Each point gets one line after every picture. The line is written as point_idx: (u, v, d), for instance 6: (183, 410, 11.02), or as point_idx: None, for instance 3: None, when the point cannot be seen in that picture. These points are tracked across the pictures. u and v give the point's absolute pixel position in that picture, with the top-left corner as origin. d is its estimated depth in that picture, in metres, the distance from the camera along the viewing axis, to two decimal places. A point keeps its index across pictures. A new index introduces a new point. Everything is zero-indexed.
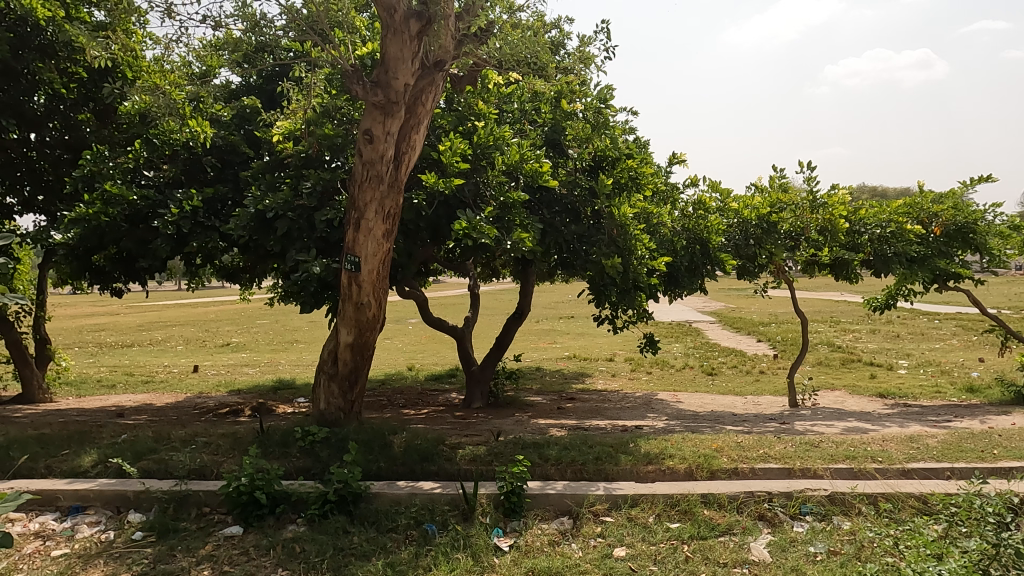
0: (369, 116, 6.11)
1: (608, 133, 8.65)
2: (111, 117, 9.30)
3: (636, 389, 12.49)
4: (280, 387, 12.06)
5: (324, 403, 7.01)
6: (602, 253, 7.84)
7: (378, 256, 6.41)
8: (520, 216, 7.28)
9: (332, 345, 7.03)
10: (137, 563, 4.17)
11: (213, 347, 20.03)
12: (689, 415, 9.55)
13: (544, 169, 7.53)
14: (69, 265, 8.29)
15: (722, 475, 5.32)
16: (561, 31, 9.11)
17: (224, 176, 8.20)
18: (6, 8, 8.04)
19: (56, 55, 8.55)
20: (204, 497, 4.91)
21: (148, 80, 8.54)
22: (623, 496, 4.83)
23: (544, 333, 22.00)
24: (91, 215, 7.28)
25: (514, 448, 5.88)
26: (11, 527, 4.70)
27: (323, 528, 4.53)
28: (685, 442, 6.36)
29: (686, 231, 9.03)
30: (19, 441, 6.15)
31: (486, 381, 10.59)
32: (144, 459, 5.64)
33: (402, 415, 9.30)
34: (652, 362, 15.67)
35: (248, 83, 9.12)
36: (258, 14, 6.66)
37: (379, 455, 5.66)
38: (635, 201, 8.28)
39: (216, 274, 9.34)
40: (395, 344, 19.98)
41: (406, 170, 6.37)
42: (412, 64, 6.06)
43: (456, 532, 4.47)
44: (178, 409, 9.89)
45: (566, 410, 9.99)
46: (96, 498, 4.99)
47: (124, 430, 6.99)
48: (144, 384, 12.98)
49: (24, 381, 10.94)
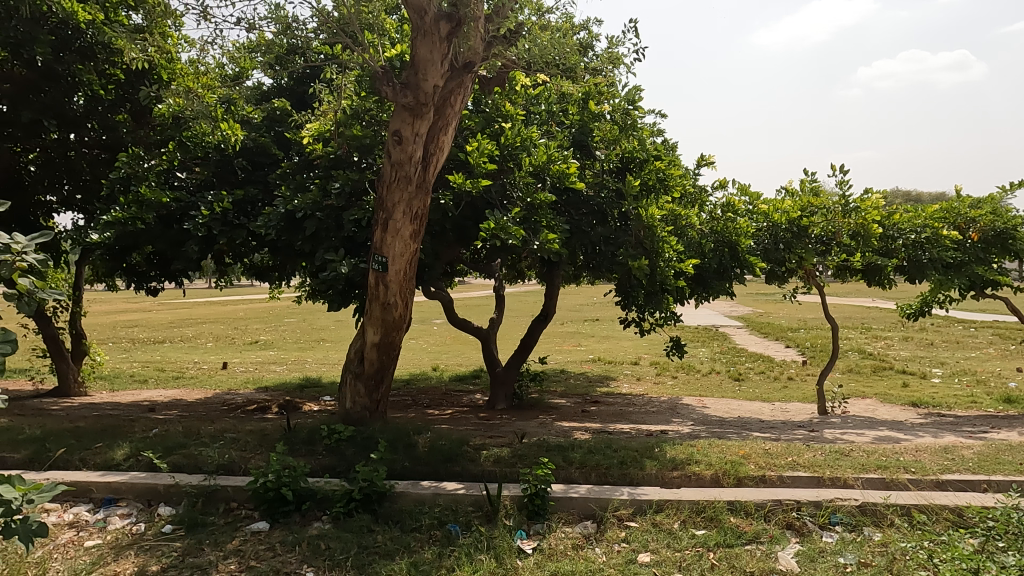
0: (398, 117, 6.12)
1: (637, 134, 8.53)
2: (148, 118, 9.55)
3: (661, 393, 12.41)
4: (307, 385, 12.19)
5: (350, 402, 7.07)
6: (629, 255, 7.80)
7: (406, 256, 6.45)
8: (547, 217, 7.30)
9: (359, 344, 7.09)
10: (166, 555, 4.23)
11: (242, 344, 20.40)
12: (715, 420, 9.46)
13: (572, 171, 7.49)
14: (104, 264, 8.45)
15: (750, 483, 5.24)
16: (590, 32, 9.06)
17: (254, 177, 8.28)
18: (49, 11, 8.28)
19: (95, 57, 8.76)
20: (232, 492, 5.00)
21: (182, 82, 8.72)
22: (648, 502, 4.79)
23: (568, 336, 21.93)
24: (127, 218, 7.42)
25: (538, 451, 5.87)
26: (47, 516, 4.82)
27: (348, 526, 4.57)
28: (711, 448, 6.27)
29: (715, 234, 8.96)
30: (54, 435, 6.30)
31: (512, 382, 10.58)
32: (174, 453, 5.75)
33: (426, 415, 9.37)
34: (677, 366, 15.55)
35: (279, 85, 9.25)
36: (290, 17, 6.75)
37: (403, 455, 5.70)
38: (663, 203, 8.28)
39: (247, 274, 9.49)
40: (420, 345, 20.12)
41: (434, 171, 6.42)
42: (442, 65, 6.03)
43: (480, 534, 4.46)
44: (208, 405, 10.09)
45: (590, 413, 9.95)
46: (127, 490, 5.10)
47: (155, 425, 7.13)
48: (176, 379, 13.24)
49: (60, 374, 11.24)
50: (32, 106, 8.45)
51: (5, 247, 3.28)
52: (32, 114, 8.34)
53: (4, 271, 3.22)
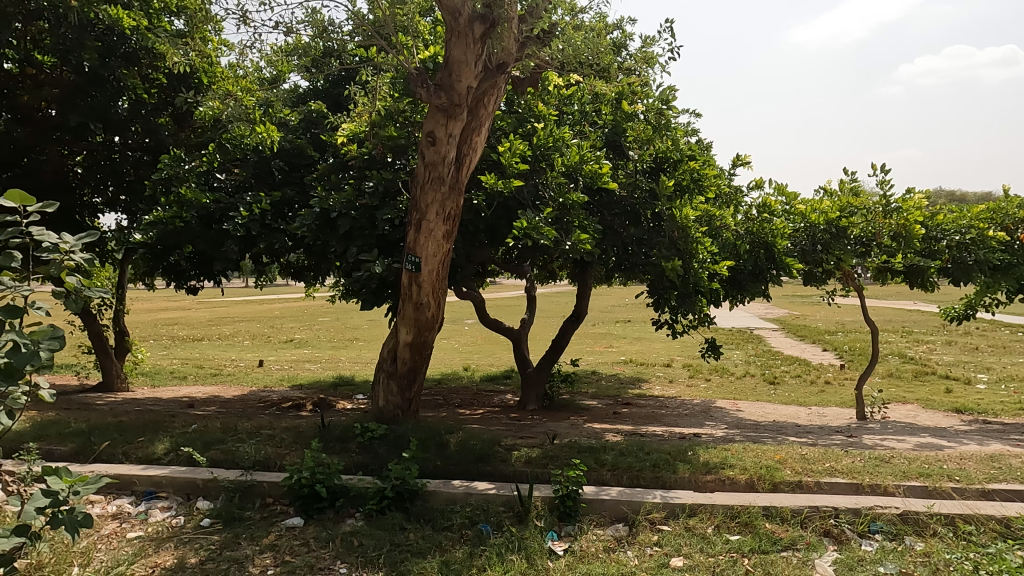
0: (432, 119, 6.17)
1: (670, 134, 8.47)
2: (189, 121, 9.81)
3: (694, 396, 12.28)
4: (340, 384, 12.37)
5: (382, 400, 7.14)
6: (662, 256, 7.72)
7: (438, 256, 6.48)
8: (579, 218, 7.28)
9: (392, 343, 7.15)
10: (204, 548, 4.31)
11: (277, 342, 20.79)
12: (749, 424, 9.31)
13: (605, 171, 7.45)
14: (146, 263, 8.67)
15: (786, 489, 5.15)
16: (624, 32, 8.99)
17: (291, 179, 8.42)
18: (96, 18, 8.54)
19: (139, 62, 9.10)
20: (268, 488, 5.09)
21: (221, 85, 8.95)
22: (681, 505, 4.74)
23: (599, 337, 21.83)
24: (168, 218, 7.66)
25: (570, 452, 5.86)
26: (91, 508, 4.96)
27: (380, 524, 4.61)
28: (746, 452, 6.17)
29: (749, 235, 8.77)
30: (99, 429, 6.50)
31: (543, 383, 10.56)
32: (213, 449, 5.88)
33: (458, 415, 9.42)
34: (710, 369, 15.35)
35: (315, 88, 9.40)
36: (326, 20, 6.84)
37: (435, 454, 5.74)
38: (697, 203, 8.18)
39: (283, 274, 9.68)
40: (452, 344, 20.23)
41: (467, 172, 6.45)
42: (475, 67, 6.05)
43: (511, 534, 4.46)
44: (245, 401, 10.30)
45: (622, 415, 9.88)
46: (168, 484, 5.23)
47: (194, 421, 7.30)
48: (214, 376, 13.54)
49: (104, 370, 11.57)
50: (79, 110, 8.67)
51: (54, 246, 3.39)
52: (80, 118, 8.60)
53: (55, 270, 3.36)
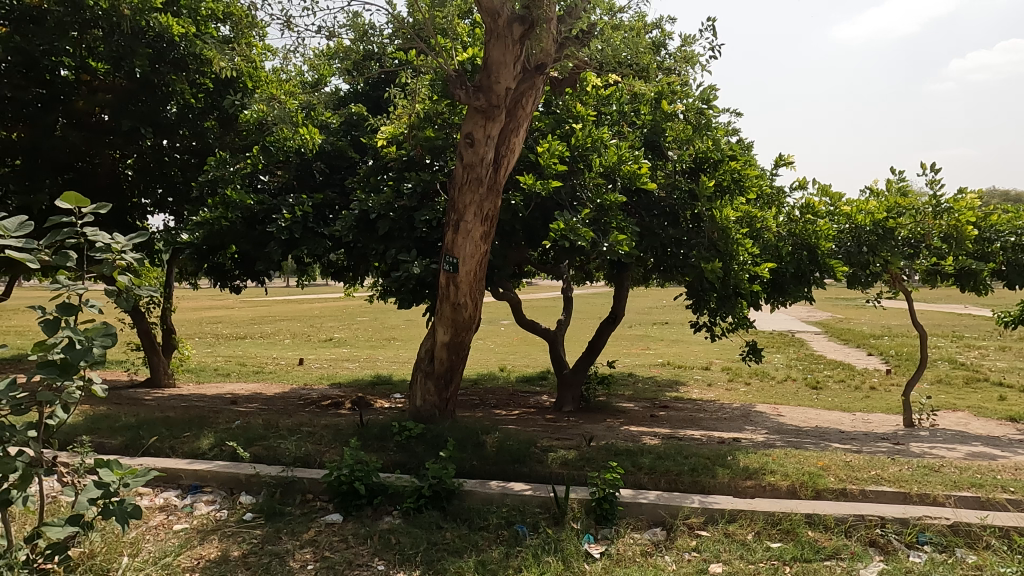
0: (470, 120, 6.21)
1: (711, 134, 8.32)
2: (234, 125, 10.06)
3: (733, 400, 12.07)
4: (378, 383, 12.52)
5: (419, 400, 7.18)
6: (702, 257, 7.60)
7: (476, 257, 6.51)
8: (617, 219, 7.21)
9: (429, 343, 7.20)
10: (247, 542, 4.40)
11: (317, 341, 21.16)
12: (791, 430, 9.11)
13: (643, 171, 7.36)
14: (193, 262, 8.91)
15: (829, 496, 5.02)
16: (663, 31, 8.90)
17: (332, 180, 8.57)
18: (148, 26, 8.83)
19: (187, 68, 9.32)
20: (308, 484, 5.19)
21: (265, 89, 9.17)
22: (721, 511, 4.67)
23: (636, 339, 21.61)
24: (214, 219, 7.86)
25: (606, 455, 5.82)
26: (140, 499, 5.11)
27: (418, 522, 4.65)
28: (788, 458, 6.04)
29: (793, 237, 8.61)
30: (147, 423, 6.71)
31: (579, 384, 10.51)
32: (255, 445, 6.02)
33: (494, 415, 9.44)
34: (750, 372, 15.09)
35: (356, 90, 9.54)
36: (366, 24, 6.93)
37: (472, 454, 5.77)
38: (738, 204, 8.05)
39: (324, 274, 9.84)
40: (488, 345, 20.31)
41: (505, 173, 6.47)
42: (514, 68, 6.06)
43: (547, 536, 4.45)
44: (286, 399, 10.49)
45: (659, 418, 9.78)
46: (212, 478, 5.37)
47: (237, 417, 7.47)
48: (256, 374, 13.85)
49: (152, 367, 11.93)
50: (131, 115, 8.99)
51: (106, 246, 3.52)
52: (131, 123, 8.89)
53: (107, 270, 3.48)
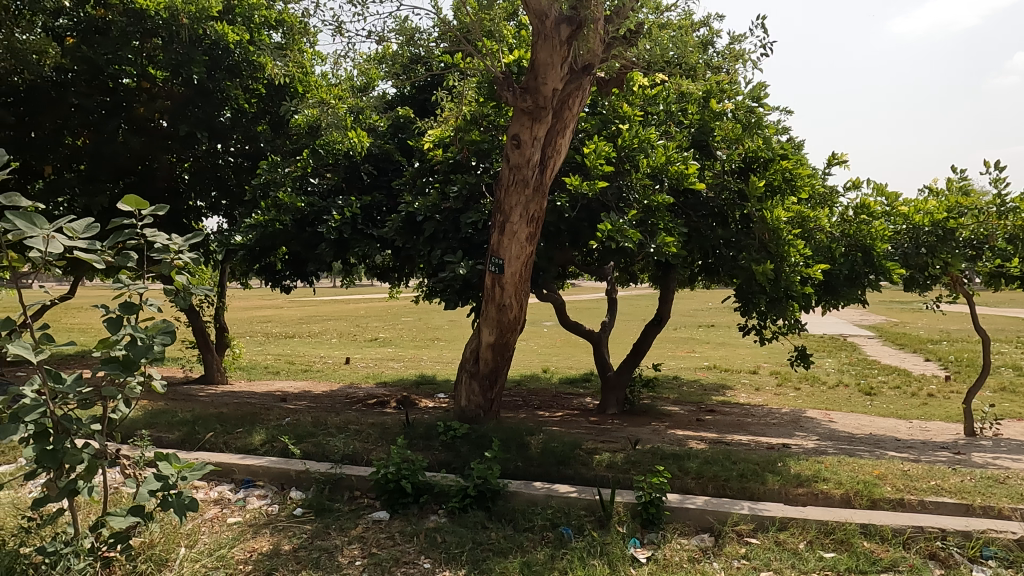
0: (517, 122, 6.23)
1: (762, 133, 8.08)
2: (285, 129, 10.17)
3: (782, 404, 11.80)
4: (423, 382, 12.64)
5: (464, 400, 7.22)
6: (752, 259, 7.45)
7: (522, 258, 6.53)
8: (665, 220, 7.13)
9: (474, 344, 7.24)
10: (297, 537, 4.50)
11: (363, 340, 21.51)
12: (844, 436, 8.85)
13: (692, 171, 7.24)
14: (246, 262, 9.14)
15: (885, 506, 4.86)
16: (710, 28, 8.72)
17: (379, 182, 8.74)
18: (204, 34, 9.21)
19: (241, 74, 9.61)
20: (355, 481, 5.29)
21: (314, 93, 9.38)
22: (771, 518, 4.56)
23: (681, 341, 21.31)
24: (267, 221, 8.06)
25: (653, 458, 5.76)
26: (196, 492, 5.28)
27: (463, 522, 4.68)
28: (841, 466, 5.86)
29: (846, 238, 8.39)
30: (202, 419, 6.93)
31: (624, 387, 10.41)
32: (304, 441, 6.16)
33: (537, 416, 9.45)
34: (800, 377, 14.70)
35: (402, 94, 9.70)
36: (413, 28, 7.03)
37: (517, 454, 5.80)
38: (789, 204, 7.85)
39: (370, 275, 10.00)
40: (530, 346, 20.32)
41: (551, 174, 6.47)
42: (561, 69, 6.03)
43: (593, 539, 4.42)
44: (332, 397, 10.70)
45: (706, 423, 9.62)
46: (264, 473, 5.52)
47: (287, 414, 7.64)
48: (304, 372, 14.17)
49: (205, 363, 12.30)
50: (188, 121, 9.32)
51: (165, 247, 3.63)
52: (188, 127, 9.21)
53: (165, 270, 3.61)
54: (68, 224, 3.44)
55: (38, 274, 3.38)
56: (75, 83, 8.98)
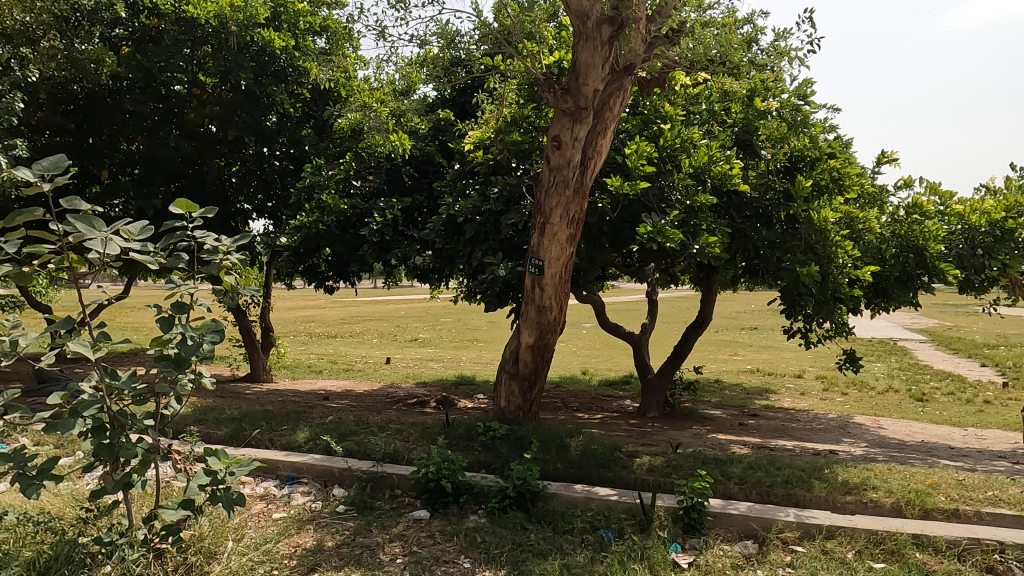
0: (558, 123, 6.23)
1: (808, 132, 7.93)
2: (328, 133, 10.34)
3: (828, 410, 11.50)
4: (462, 383, 12.72)
5: (504, 401, 7.23)
6: (798, 260, 7.28)
7: (562, 260, 6.51)
8: (707, 221, 7.03)
9: (514, 345, 7.25)
10: (340, 533, 4.58)
11: (403, 341, 21.74)
12: (894, 443, 8.58)
13: (735, 172, 7.13)
14: (291, 263, 9.33)
15: (939, 516, 4.70)
16: (755, 25, 8.55)
17: (420, 184, 8.87)
18: (251, 41, 9.37)
19: (287, 79, 9.79)
20: (397, 480, 5.36)
21: (358, 97, 9.57)
22: (818, 526, 4.45)
23: (723, 343, 20.97)
24: (311, 222, 8.23)
25: (695, 462, 5.68)
26: (243, 487, 5.41)
27: (503, 522, 4.69)
28: (892, 474, 5.68)
29: (897, 238, 8.14)
30: (249, 416, 7.11)
31: (664, 390, 10.29)
32: (347, 439, 6.27)
33: (577, 418, 9.42)
34: (848, 381, 14.30)
35: (444, 97, 9.79)
36: (454, 31, 7.09)
37: (557, 456, 5.78)
38: (837, 204, 7.66)
39: (410, 276, 10.11)
40: (570, 348, 20.23)
41: (592, 175, 6.43)
42: (603, 70, 6.01)
43: (633, 542, 4.38)
44: (374, 396, 10.85)
45: (749, 427, 9.44)
46: (308, 470, 5.62)
47: (330, 412, 7.78)
48: (346, 371, 14.40)
49: (251, 362, 12.61)
50: (236, 126, 9.60)
51: (214, 248, 3.74)
52: (236, 132, 9.49)
53: (215, 271, 3.72)
54: (124, 227, 3.55)
55: (97, 275, 3.52)
56: (129, 91, 9.30)
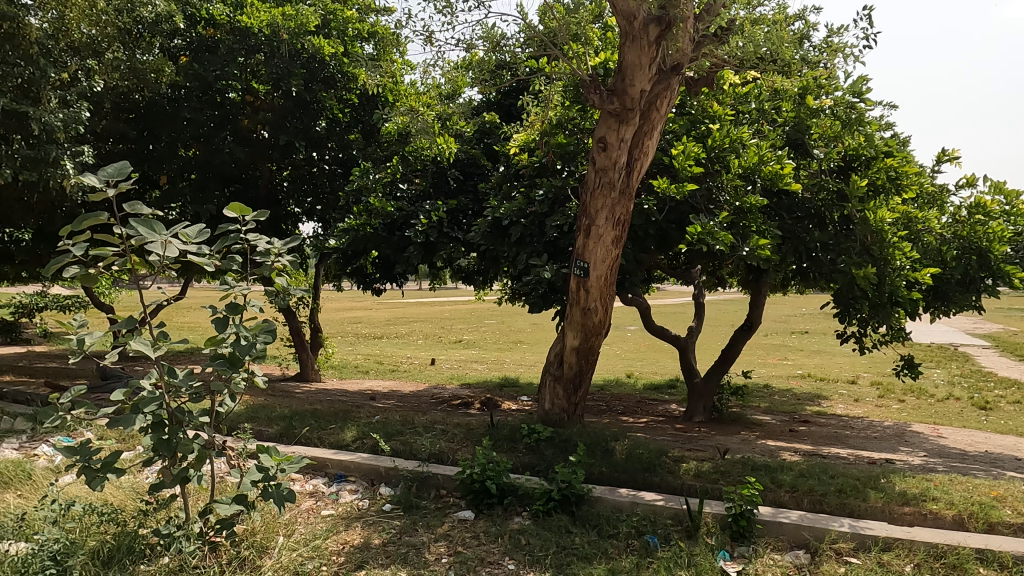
0: (604, 124, 6.19)
1: (862, 131, 7.75)
2: (376, 137, 10.48)
3: (884, 417, 11.10)
4: (506, 385, 12.74)
5: (548, 403, 7.22)
6: (853, 262, 7.06)
7: (607, 262, 6.46)
8: (757, 222, 6.89)
9: (558, 348, 7.23)
10: (386, 531, 4.64)
11: (447, 342, 21.93)
12: (955, 453, 8.22)
13: (787, 171, 6.97)
14: (339, 265, 9.50)
15: (1004, 531, 4.49)
16: (807, 22, 8.34)
17: (465, 186, 8.94)
18: (303, 48, 9.63)
19: (336, 85, 10.02)
20: (442, 480, 5.40)
21: (404, 101, 9.72)
22: (874, 538, 4.30)
23: (773, 348, 20.45)
24: (359, 225, 8.39)
25: (744, 469, 5.56)
26: (293, 484, 5.54)
27: (547, 525, 4.68)
28: (953, 485, 5.45)
29: (959, 240, 7.83)
30: (299, 414, 7.27)
31: (712, 394, 10.12)
32: (393, 439, 6.35)
33: (621, 422, 9.33)
34: (905, 388, 13.77)
35: (489, 99, 9.86)
36: (499, 34, 7.12)
37: (602, 459, 5.73)
38: (894, 204, 7.41)
39: (455, 278, 10.20)
40: (614, 351, 20.05)
41: (638, 176, 6.37)
42: (649, 70, 5.94)
43: (680, 549, 4.30)
44: (419, 397, 10.96)
45: (800, 434, 9.19)
46: (355, 469, 5.72)
47: (377, 412, 7.89)
48: (392, 372, 14.59)
49: (301, 362, 12.90)
50: (287, 131, 9.86)
51: (266, 250, 3.85)
52: (287, 137, 9.76)
53: (267, 272, 3.82)
54: (183, 230, 3.69)
55: (157, 277, 3.66)
56: (187, 98, 9.67)
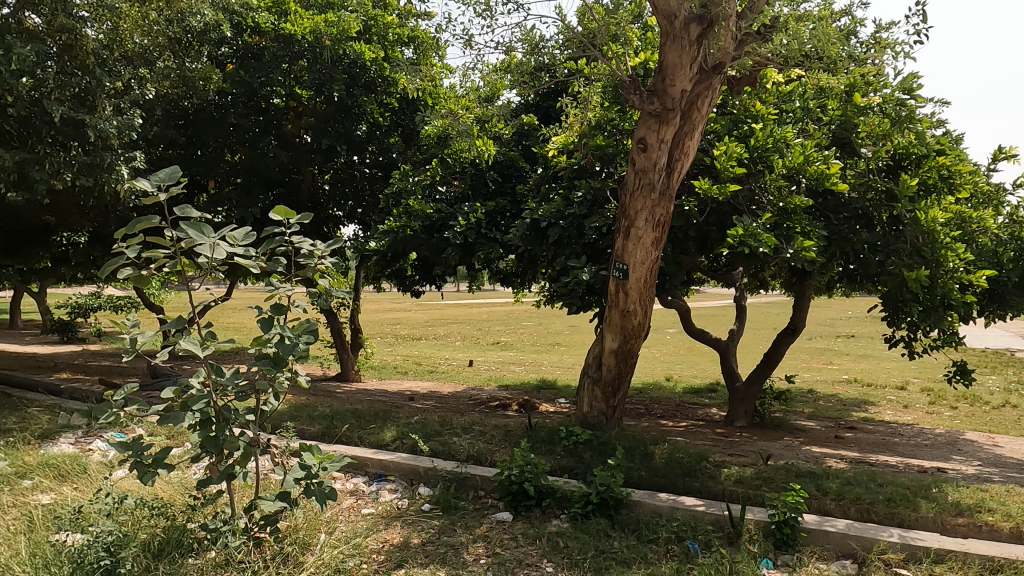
0: (644, 125, 6.14)
1: (913, 128, 7.52)
2: (415, 140, 10.58)
3: (935, 424, 10.72)
4: (544, 387, 12.71)
5: (587, 406, 7.16)
6: (904, 264, 6.82)
7: (647, 263, 6.41)
8: (801, 223, 6.74)
9: (597, 351, 7.18)
10: (425, 531, 4.68)
11: (485, 344, 22.00)
12: (1012, 463, 7.89)
13: (833, 171, 6.81)
14: (379, 267, 9.62)
15: None
16: (853, 17, 8.13)
17: (504, 188, 8.97)
18: (344, 54, 9.79)
19: (377, 89, 10.17)
20: (480, 481, 5.42)
21: (444, 104, 9.81)
22: (925, 549, 4.17)
23: (818, 352, 19.92)
24: (399, 227, 8.50)
25: (787, 475, 5.45)
26: (334, 482, 5.64)
27: (586, 528, 4.65)
28: (1010, 496, 5.23)
29: (1016, 241, 7.55)
30: (340, 414, 7.38)
31: (754, 399, 9.93)
32: (432, 439, 6.40)
33: (661, 425, 9.22)
34: (958, 395, 13.27)
35: (527, 102, 9.88)
36: (537, 36, 7.12)
37: (641, 463, 5.68)
38: (946, 204, 7.17)
39: (493, 280, 10.23)
40: (653, 354, 19.84)
41: (678, 176, 6.29)
42: (691, 69, 5.88)
43: (721, 555, 4.22)
44: (457, 398, 11.02)
45: (846, 440, 8.94)
46: (395, 468, 5.79)
47: (415, 413, 7.97)
48: (430, 373, 14.70)
49: (342, 362, 13.11)
50: (329, 136, 10.04)
51: (309, 253, 3.92)
52: (330, 141, 9.95)
53: (310, 274, 3.89)
54: (230, 233, 3.80)
55: (206, 279, 3.76)
56: (234, 105, 9.96)
